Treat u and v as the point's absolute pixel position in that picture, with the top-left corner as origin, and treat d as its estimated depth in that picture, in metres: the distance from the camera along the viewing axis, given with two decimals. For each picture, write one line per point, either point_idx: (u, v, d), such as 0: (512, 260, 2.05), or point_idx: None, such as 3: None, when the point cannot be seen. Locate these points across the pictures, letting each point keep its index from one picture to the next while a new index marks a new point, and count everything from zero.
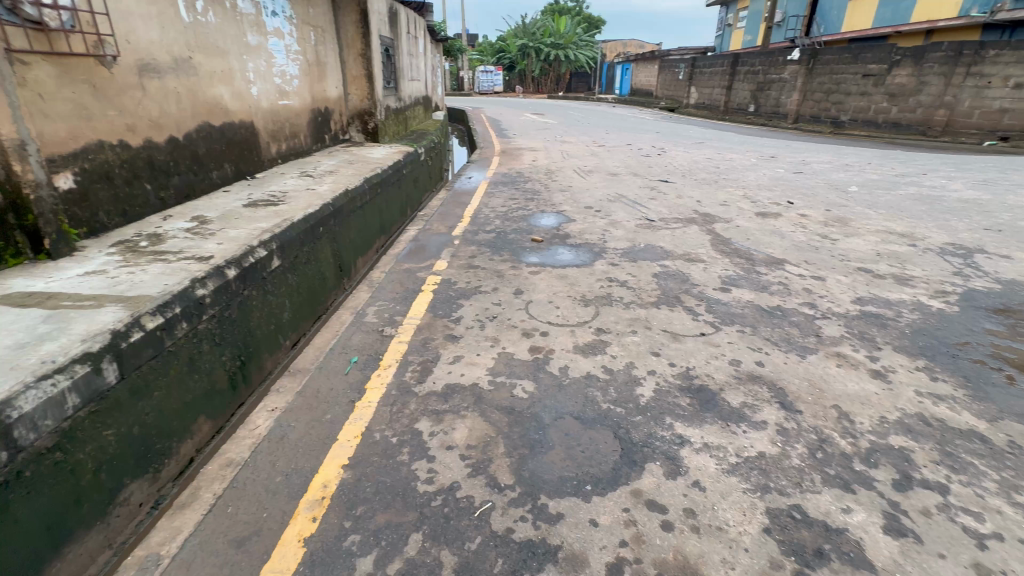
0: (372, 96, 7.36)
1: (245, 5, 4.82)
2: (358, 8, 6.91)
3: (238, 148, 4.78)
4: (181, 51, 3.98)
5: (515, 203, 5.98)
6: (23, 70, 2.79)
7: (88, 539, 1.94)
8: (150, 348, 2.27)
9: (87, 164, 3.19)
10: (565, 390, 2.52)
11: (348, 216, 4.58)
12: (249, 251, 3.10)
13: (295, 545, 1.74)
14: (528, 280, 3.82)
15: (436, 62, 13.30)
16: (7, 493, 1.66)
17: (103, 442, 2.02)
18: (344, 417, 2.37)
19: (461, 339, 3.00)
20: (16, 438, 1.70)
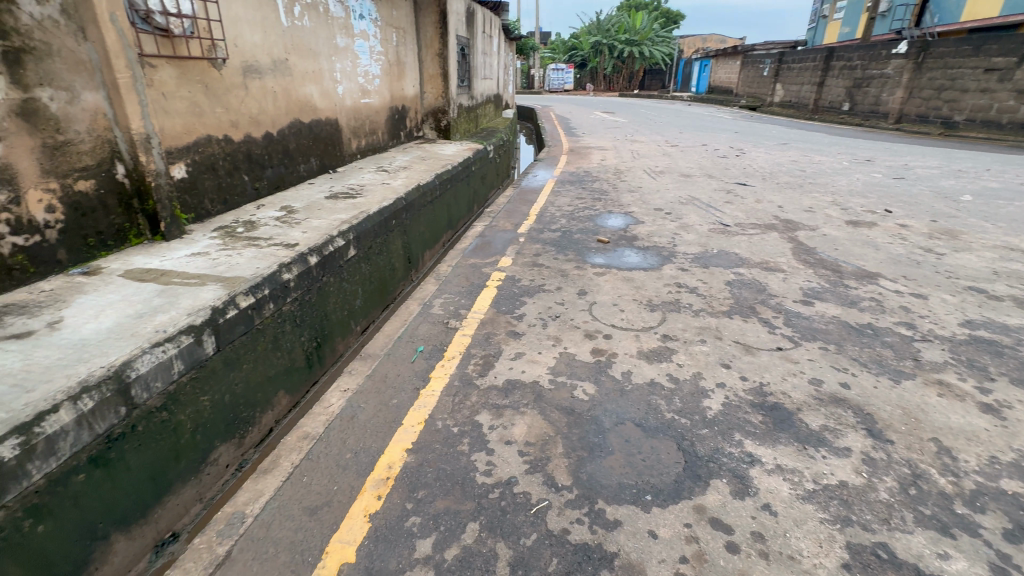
0: (446, 95, 7.57)
1: (336, 9, 5.14)
2: (438, 10, 7.14)
3: (323, 143, 5.11)
4: (279, 53, 4.32)
5: (581, 203, 5.91)
6: (151, 72, 3.17)
7: (184, 492, 2.18)
8: (242, 325, 2.50)
9: (198, 157, 3.56)
10: (627, 396, 2.47)
11: (419, 210, 4.75)
12: (329, 240, 3.32)
13: (360, 520, 1.84)
14: (593, 281, 3.77)
15: (509, 61, 13.44)
16: (123, 443, 1.91)
17: (199, 406, 2.26)
18: (409, 402, 2.47)
19: (523, 336, 3.02)
20: (133, 396, 1.94)
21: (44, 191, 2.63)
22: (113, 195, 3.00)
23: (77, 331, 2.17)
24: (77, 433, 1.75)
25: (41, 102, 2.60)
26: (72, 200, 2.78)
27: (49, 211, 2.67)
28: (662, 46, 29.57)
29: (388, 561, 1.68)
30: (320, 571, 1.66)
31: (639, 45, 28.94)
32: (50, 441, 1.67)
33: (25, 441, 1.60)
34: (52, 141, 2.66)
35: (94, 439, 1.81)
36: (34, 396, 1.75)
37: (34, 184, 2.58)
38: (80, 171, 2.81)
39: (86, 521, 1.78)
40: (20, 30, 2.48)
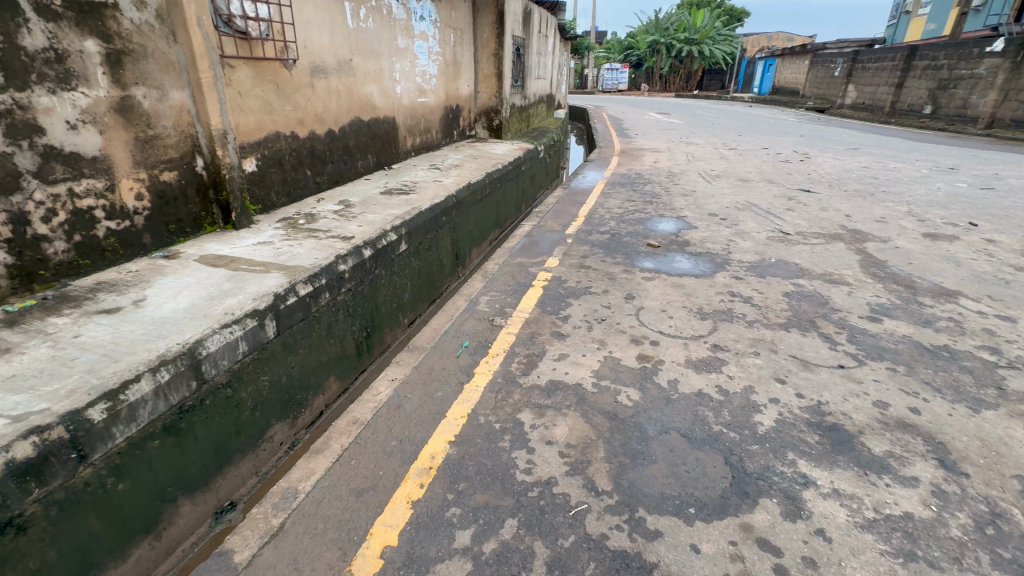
0: (500, 95, 7.64)
1: (398, 11, 5.30)
2: (495, 10, 7.20)
3: (380, 141, 5.29)
4: (344, 53, 4.52)
5: (632, 206, 5.80)
6: (230, 72, 3.40)
7: (243, 464, 2.34)
8: (300, 312, 2.64)
9: (266, 152, 3.78)
10: (673, 405, 2.41)
11: (469, 208, 4.83)
12: (382, 234, 3.44)
13: (403, 505, 1.90)
14: (641, 286, 3.70)
15: (562, 61, 13.36)
16: (192, 414, 2.07)
17: (259, 386, 2.42)
18: (453, 396, 2.52)
19: (567, 337, 3.01)
20: (203, 372, 2.10)
21: (135, 180, 2.90)
22: (192, 186, 3.26)
23: (157, 309, 2.37)
24: (154, 403, 1.92)
25: (136, 99, 2.85)
26: (158, 189, 3.04)
27: (138, 199, 2.93)
28: (724, 45, 28.42)
29: (428, 548, 1.73)
30: (365, 550, 1.73)
31: (699, 44, 27.97)
32: (132, 408, 1.83)
33: (112, 406, 1.77)
34: (143, 135, 2.92)
35: (168, 410, 1.97)
36: (119, 366, 1.93)
37: (126, 174, 2.85)
38: (165, 163, 3.06)
39: (158, 483, 1.94)
40: (122, 34, 2.74)
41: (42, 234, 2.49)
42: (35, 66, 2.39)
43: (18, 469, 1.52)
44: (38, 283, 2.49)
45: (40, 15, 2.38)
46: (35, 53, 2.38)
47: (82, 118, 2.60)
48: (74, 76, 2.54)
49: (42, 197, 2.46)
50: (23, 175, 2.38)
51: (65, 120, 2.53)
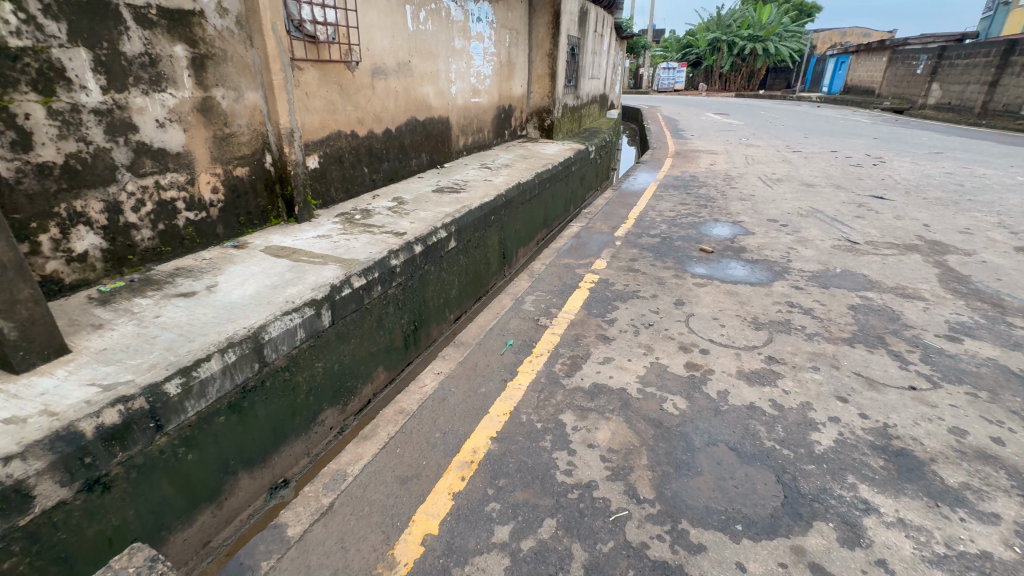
0: (552, 95, 7.61)
1: (456, 13, 5.41)
2: (552, 10, 7.18)
3: (434, 140, 5.42)
4: (404, 55, 4.67)
5: (685, 209, 5.63)
6: (298, 74, 3.60)
7: (296, 444, 2.49)
8: (353, 303, 2.76)
9: (328, 150, 3.97)
10: (722, 416, 2.32)
11: (517, 207, 4.87)
12: (433, 231, 3.53)
13: (445, 496, 1.95)
14: (692, 292, 3.58)
15: (617, 60, 13.13)
16: (253, 394, 2.22)
17: (314, 371, 2.55)
18: (496, 393, 2.55)
19: (613, 341, 2.97)
20: (265, 355, 2.24)
21: (211, 175, 3.13)
22: (261, 181, 3.48)
23: (227, 295, 2.55)
24: (222, 381, 2.07)
25: (216, 100, 3.08)
26: (231, 183, 3.27)
27: (214, 192, 3.17)
28: (791, 42, 26.92)
29: (467, 540, 1.76)
30: (406, 536, 1.79)
31: (764, 40, 26.63)
32: (202, 384, 1.99)
33: (185, 382, 1.93)
34: (221, 133, 3.15)
35: (233, 389, 2.12)
36: (193, 346, 2.09)
37: (204, 169, 3.08)
38: (238, 159, 3.29)
39: (222, 457, 2.10)
40: (206, 39, 2.97)
41: (132, 222, 2.74)
42: (133, 70, 2.63)
43: (107, 433, 1.70)
44: (127, 267, 2.75)
45: (138, 24, 2.62)
46: (133, 58, 2.62)
47: (169, 117, 2.84)
48: (164, 78, 2.78)
49: (133, 188, 2.72)
50: (119, 169, 2.64)
51: (155, 119, 2.77)
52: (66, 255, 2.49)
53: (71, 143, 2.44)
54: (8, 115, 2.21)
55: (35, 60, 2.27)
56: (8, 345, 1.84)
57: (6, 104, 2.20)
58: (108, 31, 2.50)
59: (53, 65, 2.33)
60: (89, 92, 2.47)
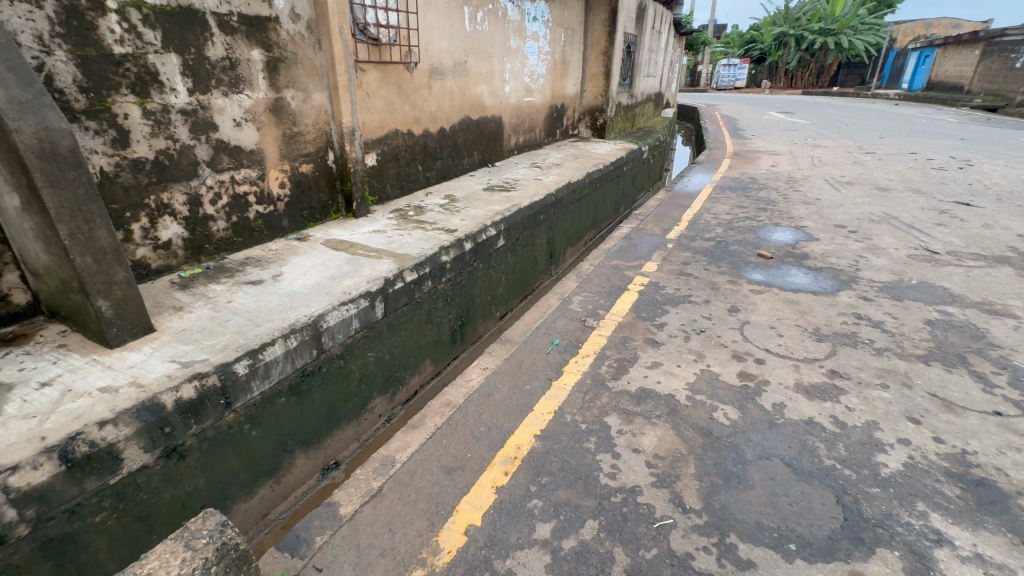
0: (606, 93, 7.50)
1: (513, 13, 5.45)
2: (609, 7, 7.08)
3: (487, 139, 5.50)
4: (460, 55, 4.76)
5: (743, 212, 5.39)
6: (361, 76, 3.76)
7: (347, 429, 2.62)
8: (405, 296, 2.86)
9: (386, 148, 4.12)
10: (777, 430, 2.22)
11: (567, 207, 4.85)
12: (483, 229, 3.59)
13: (488, 489, 1.98)
14: (748, 299, 3.43)
15: (675, 57, 12.76)
16: (311, 379, 2.35)
17: (366, 360, 2.67)
18: (541, 391, 2.56)
19: (662, 346, 2.90)
20: (323, 342, 2.37)
21: (280, 171, 3.33)
22: (323, 177, 3.66)
23: (291, 284, 2.71)
24: (284, 364, 2.20)
25: (286, 100, 3.28)
26: (297, 179, 3.47)
27: (281, 187, 3.37)
28: (868, 34, 25.03)
29: (509, 534, 1.79)
30: (450, 525, 1.84)
31: (836, 34, 24.93)
32: (267, 366, 2.12)
33: (252, 363, 2.07)
34: (289, 132, 3.34)
35: (293, 373, 2.26)
36: (260, 331, 2.24)
37: (274, 165, 3.28)
38: (304, 156, 3.48)
39: (281, 435, 2.25)
40: (280, 44, 3.16)
41: (210, 214, 2.96)
42: (215, 73, 2.85)
43: (184, 406, 1.85)
44: (204, 255, 2.98)
45: (221, 30, 2.83)
46: (215, 62, 2.84)
47: (245, 117, 3.05)
48: (242, 80, 2.99)
49: (212, 182, 2.94)
50: (200, 165, 2.87)
51: (233, 119, 2.99)
52: (153, 243, 2.73)
53: (161, 140, 2.67)
54: (111, 116, 2.46)
55: (134, 66, 2.51)
56: (104, 322, 2.06)
57: (109, 106, 2.45)
58: (195, 37, 2.72)
59: (149, 70, 2.56)
60: (177, 94, 2.70)
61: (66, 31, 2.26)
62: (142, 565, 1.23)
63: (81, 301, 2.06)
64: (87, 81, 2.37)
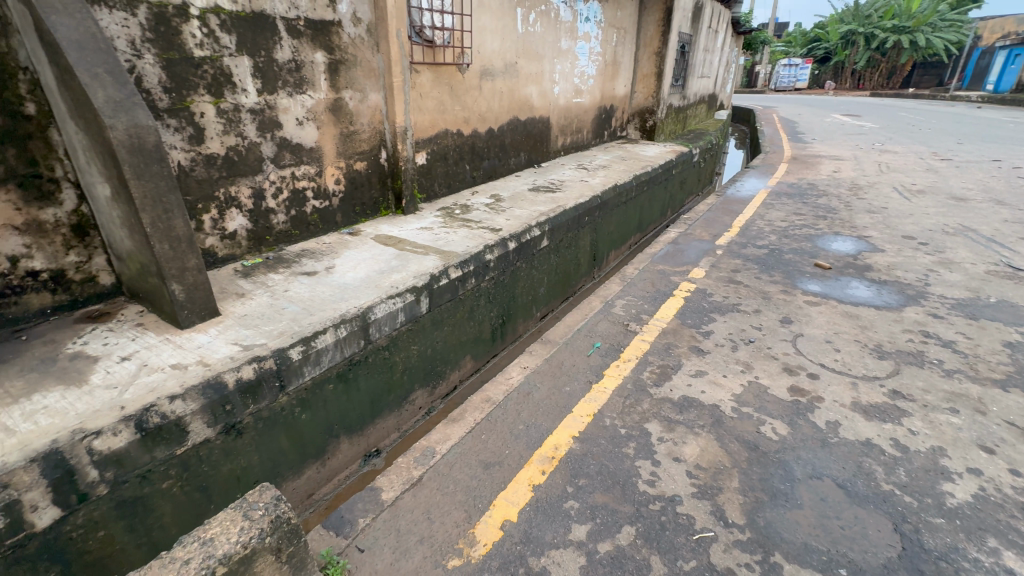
0: (657, 94, 7.34)
1: (565, 13, 5.44)
2: (664, 7, 6.92)
3: (534, 139, 5.52)
4: (511, 57, 4.81)
5: (799, 220, 5.14)
6: (415, 76, 3.87)
7: (389, 419, 2.72)
8: (449, 293, 2.92)
9: (436, 147, 4.22)
10: (830, 449, 2.11)
11: (612, 209, 4.80)
12: (527, 229, 3.61)
13: (525, 487, 2.00)
14: (802, 310, 3.27)
15: (731, 57, 12.31)
16: (357, 368, 2.45)
17: (410, 353, 2.76)
18: (581, 393, 2.54)
19: (707, 354, 2.82)
20: (370, 333, 2.46)
21: (336, 168, 3.48)
22: (375, 174, 3.80)
23: (342, 276, 2.84)
24: (334, 352, 2.30)
25: (344, 100, 3.42)
26: (352, 176, 3.62)
27: (337, 183, 3.52)
28: (949, 31, 23.16)
29: (545, 533, 1.80)
30: (486, 519, 1.87)
31: (912, 31, 23.18)
32: (318, 353, 2.23)
33: (305, 349, 2.18)
34: (346, 131, 3.49)
35: (342, 361, 2.36)
36: (313, 319, 2.35)
37: (331, 162, 3.44)
38: (358, 154, 3.62)
39: (329, 420, 2.37)
40: (341, 46, 3.31)
41: (271, 207, 3.14)
42: (282, 74, 3.02)
43: (244, 386, 1.98)
44: (265, 246, 3.17)
45: (289, 34, 3.00)
46: (283, 64, 3.01)
47: (307, 116, 3.22)
48: (305, 82, 3.15)
49: (274, 178, 3.11)
50: (265, 161, 3.04)
51: (295, 118, 3.15)
52: (220, 233, 2.92)
53: (232, 137, 2.86)
54: (189, 114, 2.66)
55: (211, 67, 2.70)
56: (177, 305, 2.22)
57: (188, 105, 2.65)
58: (266, 41, 2.89)
59: (224, 71, 2.75)
60: (248, 94, 2.88)
61: (155, 37, 2.46)
62: (205, 530, 1.33)
63: (158, 284, 2.24)
64: (170, 81, 2.56)
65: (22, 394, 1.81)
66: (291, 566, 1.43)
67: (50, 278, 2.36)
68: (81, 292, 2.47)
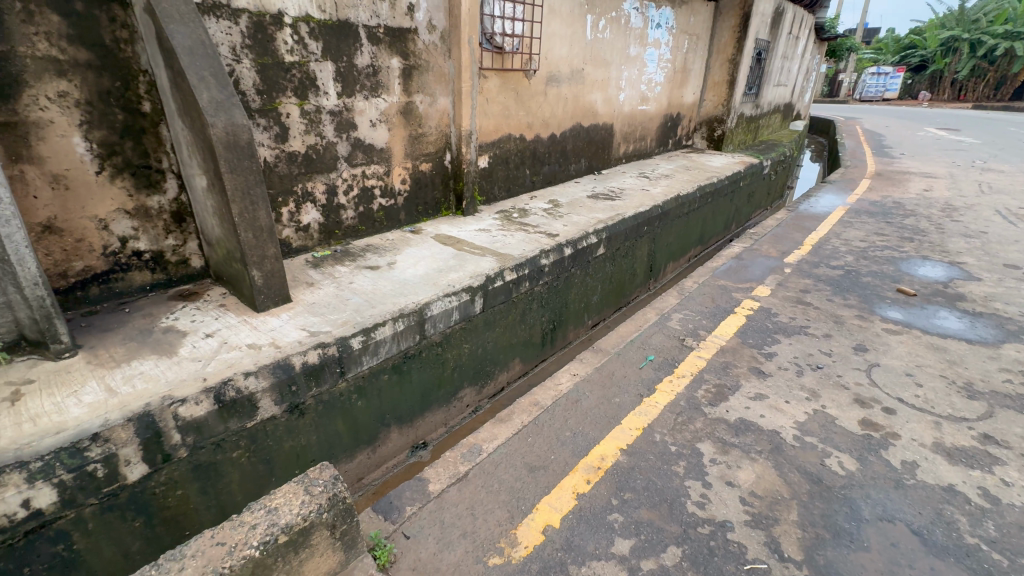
0: (728, 103, 7.05)
1: (636, 20, 5.36)
2: (741, 12, 6.62)
3: (596, 146, 5.48)
4: (578, 63, 4.81)
5: (882, 240, 4.75)
6: (483, 82, 3.96)
7: (438, 413, 2.81)
8: (503, 295, 2.96)
9: (498, 151, 4.30)
10: (904, 491, 1.94)
11: (673, 220, 4.67)
12: (584, 236, 3.59)
13: (569, 494, 1.99)
14: (879, 338, 3.02)
15: (813, 64, 11.58)
16: (411, 361, 2.55)
17: (461, 351, 2.82)
18: (631, 405, 2.49)
19: (769, 377, 2.67)
20: (425, 329, 2.55)
21: (403, 168, 3.63)
22: (439, 175, 3.92)
23: (403, 272, 2.95)
24: (391, 345, 2.40)
25: (415, 104, 3.57)
26: (417, 177, 3.76)
27: (403, 183, 3.67)
28: None
29: (586, 542, 1.79)
30: (529, 521, 1.88)
31: None
32: (377, 344, 2.33)
33: (365, 340, 2.29)
34: (415, 133, 3.64)
35: (397, 353, 2.45)
36: (374, 311, 2.46)
37: (399, 162, 3.59)
38: (424, 156, 3.76)
39: (381, 409, 2.48)
40: (416, 52, 3.46)
41: (342, 203, 3.33)
42: (360, 79, 3.20)
43: (309, 369, 2.11)
44: (334, 240, 3.36)
45: (369, 41, 3.18)
46: (362, 69, 3.19)
47: (380, 118, 3.38)
48: (381, 86, 3.32)
49: (347, 175, 3.30)
50: (339, 159, 3.23)
51: (369, 120, 3.33)
52: (296, 225, 3.14)
53: (312, 137, 3.06)
54: (276, 114, 2.88)
55: (299, 72, 2.91)
56: (256, 289, 2.41)
57: (276, 106, 2.87)
58: (348, 47, 3.08)
59: (309, 75, 2.95)
60: (329, 97, 3.07)
61: (252, 43, 2.69)
62: (271, 500, 1.44)
63: (241, 270, 2.44)
64: (263, 85, 2.79)
65: (123, 360, 2.03)
66: (344, 543, 1.51)
67: (151, 258, 2.63)
68: (175, 272, 2.73)
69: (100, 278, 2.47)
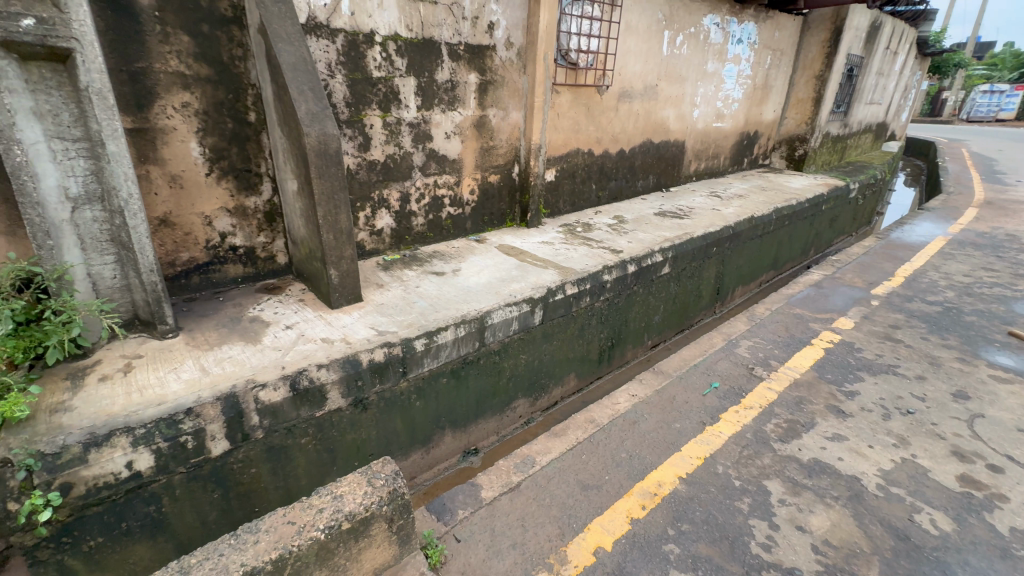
0: (813, 121, 6.64)
1: (715, 35, 5.22)
2: (832, 26, 6.24)
3: (665, 163, 5.36)
4: (652, 78, 4.75)
5: (991, 276, 4.25)
6: (556, 97, 4.01)
7: (491, 421, 2.84)
8: (562, 308, 2.96)
9: (565, 165, 4.32)
10: (1012, 563, 1.70)
11: (745, 242, 4.45)
12: (649, 254, 3.50)
13: (623, 517, 1.93)
14: (985, 386, 2.70)
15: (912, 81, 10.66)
16: (469, 367, 2.60)
17: (518, 361, 2.84)
18: (691, 433, 2.38)
19: (849, 417, 2.46)
20: (485, 336, 2.59)
21: (472, 179, 3.75)
22: (506, 187, 4.00)
23: (466, 280, 3.03)
24: (451, 349, 2.47)
25: (488, 117, 3.68)
26: (485, 187, 3.86)
27: (471, 193, 3.79)
28: None
29: (639, 570, 1.73)
30: (580, 540, 1.84)
31: None
32: (438, 347, 2.41)
33: (428, 342, 2.36)
34: (486, 145, 3.75)
35: (456, 358, 2.51)
36: (438, 315, 2.53)
37: (469, 173, 3.71)
38: (493, 168, 3.86)
39: (438, 411, 2.54)
40: (492, 68, 3.58)
41: (413, 210, 3.49)
42: (439, 93, 3.35)
43: (375, 366, 2.21)
44: (403, 245, 3.52)
45: (450, 58, 3.33)
46: (441, 84, 3.34)
47: (454, 131, 3.52)
48: (457, 100, 3.46)
49: (419, 184, 3.45)
50: (414, 169, 3.40)
51: (445, 132, 3.47)
52: (371, 229, 3.32)
53: (391, 147, 3.24)
54: (361, 125, 3.07)
55: (384, 86, 3.10)
56: (332, 287, 2.57)
57: (362, 117, 3.06)
58: (430, 63, 3.24)
59: (393, 90, 3.14)
60: (409, 110, 3.25)
61: (346, 60, 2.91)
62: (337, 487, 1.51)
63: (320, 268, 2.61)
64: (352, 98, 3.00)
65: (215, 344, 2.23)
66: (399, 538, 1.55)
67: (244, 253, 2.89)
68: (263, 266, 2.98)
69: (200, 268, 2.75)
